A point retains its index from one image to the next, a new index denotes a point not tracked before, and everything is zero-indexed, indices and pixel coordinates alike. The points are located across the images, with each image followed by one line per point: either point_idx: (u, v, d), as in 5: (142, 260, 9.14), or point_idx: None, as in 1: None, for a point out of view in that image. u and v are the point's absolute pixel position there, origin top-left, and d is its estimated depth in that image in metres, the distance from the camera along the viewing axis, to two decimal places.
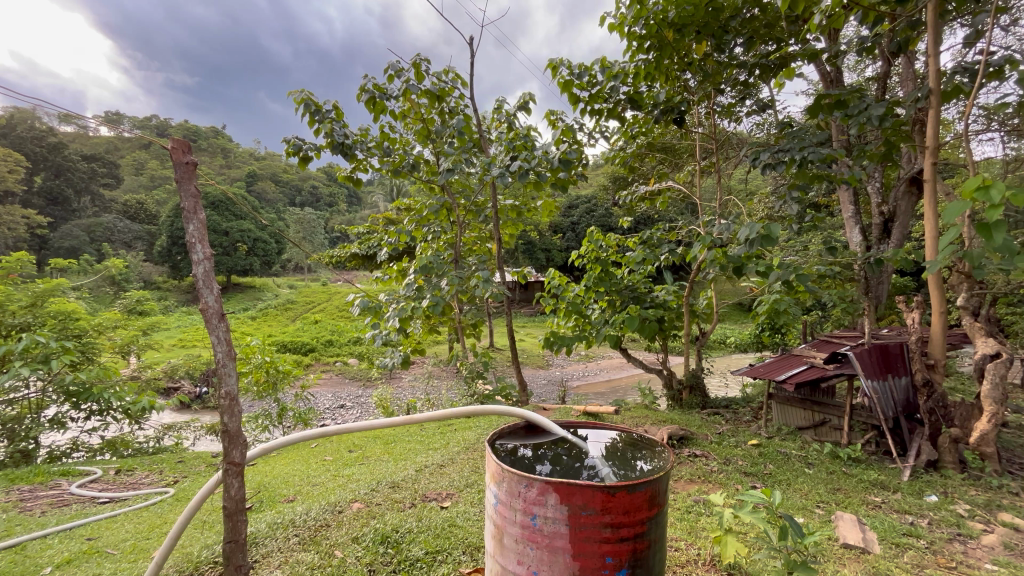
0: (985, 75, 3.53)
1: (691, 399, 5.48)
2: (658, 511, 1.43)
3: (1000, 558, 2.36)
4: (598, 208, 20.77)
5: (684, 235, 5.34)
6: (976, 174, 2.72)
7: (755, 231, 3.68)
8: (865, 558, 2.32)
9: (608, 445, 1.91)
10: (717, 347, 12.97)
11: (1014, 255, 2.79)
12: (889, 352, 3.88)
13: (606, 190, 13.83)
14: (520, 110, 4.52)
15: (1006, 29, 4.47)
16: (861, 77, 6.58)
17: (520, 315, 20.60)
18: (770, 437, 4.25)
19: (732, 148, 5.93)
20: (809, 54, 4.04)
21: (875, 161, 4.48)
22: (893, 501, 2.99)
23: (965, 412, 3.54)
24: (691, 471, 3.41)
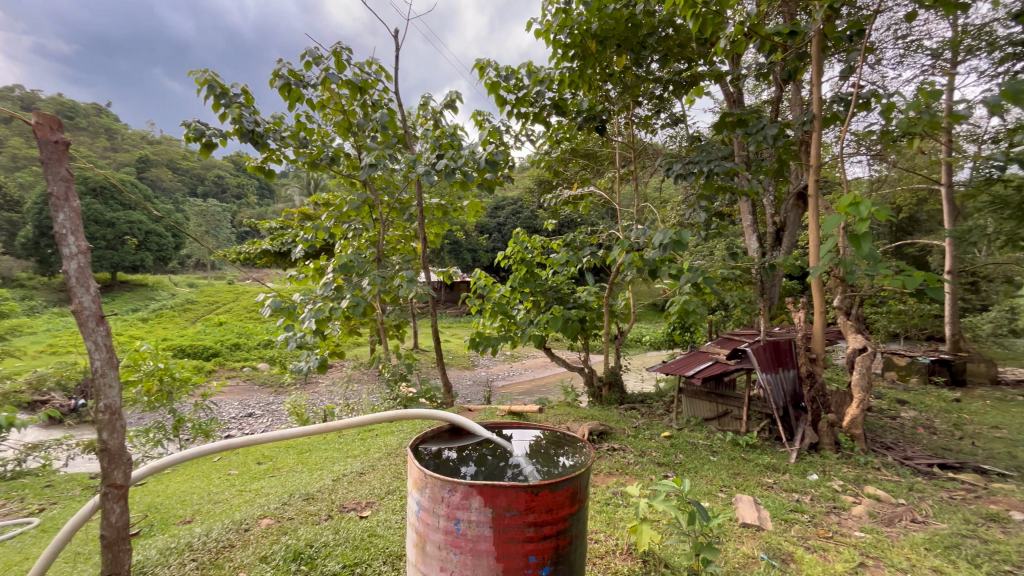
0: (856, 105, 4.06)
1: (611, 395, 5.74)
2: (579, 506, 1.47)
3: (867, 525, 2.72)
4: (523, 211, 21.15)
5: (604, 238, 5.59)
6: (849, 192, 3.13)
7: (668, 236, 3.94)
8: (760, 534, 2.56)
9: (533, 443, 1.94)
10: (634, 345, 13.75)
11: (877, 263, 3.23)
12: (780, 347, 4.32)
13: (531, 193, 14.11)
14: (447, 108, 4.48)
15: (873, 67, 5.17)
16: (758, 99, 7.30)
17: (445, 316, 20.39)
18: (681, 429, 4.55)
19: (649, 158, 6.31)
20: (715, 75, 4.40)
21: (770, 176, 4.97)
22: (782, 481, 3.33)
23: (840, 398, 4.06)
24: (610, 464, 3.57)
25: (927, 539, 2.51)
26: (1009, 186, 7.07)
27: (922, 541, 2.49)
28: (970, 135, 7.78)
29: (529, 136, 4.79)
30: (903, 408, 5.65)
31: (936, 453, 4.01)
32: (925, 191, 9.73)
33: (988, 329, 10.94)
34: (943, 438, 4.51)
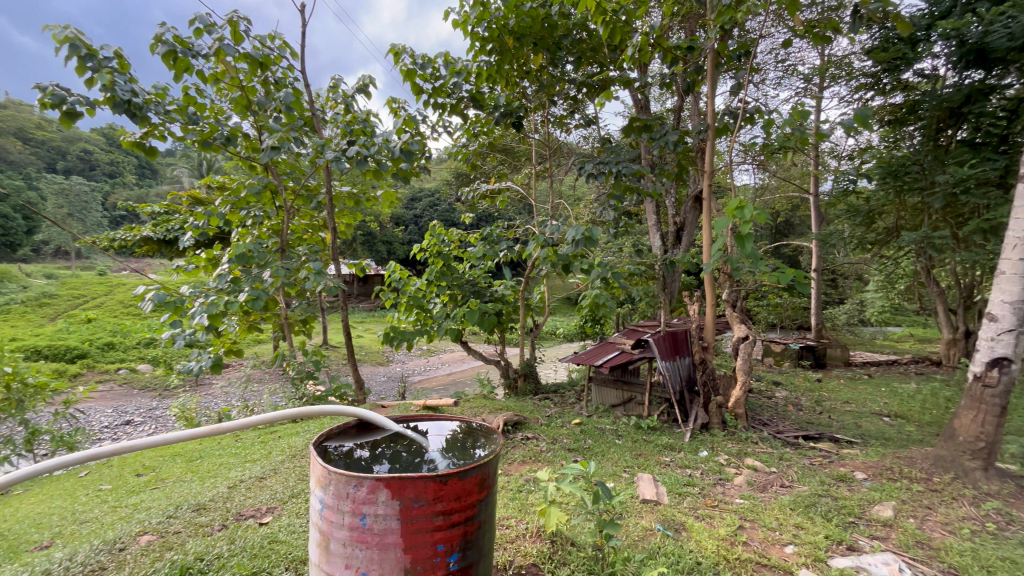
0: (743, 118, 4.53)
1: (526, 386, 5.89)
2: (488, 492, 1.50)
3: (746, 492, 3.06)
4: (441, 204, 20.91)
5: (521, 233, 5.70)
6: (736, 196, 3.49)
7: (580, 233, 4.12)
8: (657, 508, 2.79)
9: (449, 436, 1.93)
10: (548, 337, 14.21)
11: (758, 260, 3.63)
12: (678, 337, 4.70)
13: (449, 185, 13.97)
14: (359, 93, 4.27)
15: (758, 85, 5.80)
16: (662, 107, 7.85)
17: (358, 310, 19.57)
18: (590, 416, 4.80)
19: (564, 156, 6.53)
20: (624, 81, 4.67)
21: (671, 179, 5.37)
22: (678, 458, 3.64)
23: (726, 382, 4.52)
24: (524, 453, 3.66)
25: (792, 501, 2.89)
26: (860, 197, 8.29)
27: (788, 503, 2.87)
28: (831, 152, 9.02)
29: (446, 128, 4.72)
30: (778, 389, 6.43)
31: (801, 427, 4.62)
32: (797, 199, 11.11)
33: (844, 319, 12.79)
34: (807, 413, 5.21)
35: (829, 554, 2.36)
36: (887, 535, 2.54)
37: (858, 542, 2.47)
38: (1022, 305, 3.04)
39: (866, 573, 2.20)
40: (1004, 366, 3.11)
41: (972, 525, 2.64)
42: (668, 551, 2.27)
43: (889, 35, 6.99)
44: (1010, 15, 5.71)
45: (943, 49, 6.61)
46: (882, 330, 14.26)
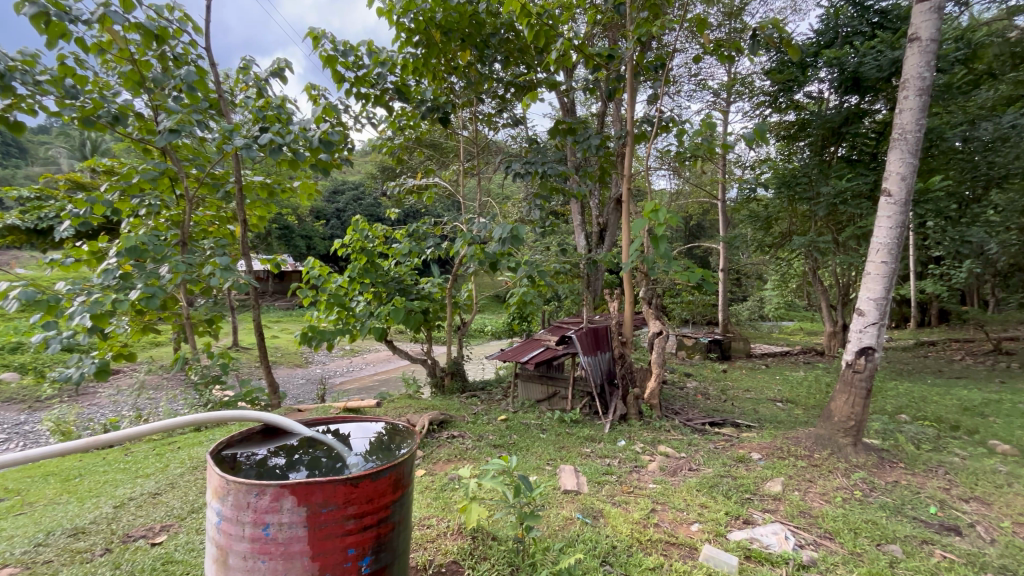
0: (659, 127, 4.83)
1: (452, 384, 5.86)
2: (402, 492, 1.47)
3: (658, 477, 3.27)
4: (365, 198, 20.13)
5: (448, 230, 5.64)
6: (651, 200, 3.72)
7: (506, 231, 4.16)
8: (578, 497, 2.89)
9: (371, 439, 1.90)
10: (476, 335, 14.22)
11: (671, 260, 3.89)
12: (599, 333, 4.91)
13: (373, 178, 13.47)
14: (273, 77, 4.00)
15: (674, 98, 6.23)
16: (587, 111, 8.14)
17: (273, 309, 18.35)
18: (515, 411, 4.86)
19: (491, 154, 6.55)
20: (549, 84, 4.79)
21: (594, 181, 5.59)
22: (597, 449, 3.80)
23: (643, 374, 4.79)
24: (449, 451, 3.64)
25: (698, 482, 3.13)
26: (760, 204, 9.14)
27: (695, 484, 3.10)
28: (736, 162, 9.84)
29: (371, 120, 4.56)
30: (689, 380, 6.93)
31: (708, 414, 5.01)
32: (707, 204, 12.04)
33: (746, 315, 14.05)
34: (713, 402, 5.66)
35: (728, 529, 2.58)
36: (777, 508, 2.83)
37: (753, 516, 2.73)
38: (883, 302, 3.52)
39: (758, 542, 2.45)
40: (869, 355, 3.59)
41: (844, 493, 3.02)
42: (587, 537, 2.37)
43: (784, 59, 7.75)
44: (879, 49, 6.78)
45: (828, 74, 7.46)
46: (777, 324, 15.84)
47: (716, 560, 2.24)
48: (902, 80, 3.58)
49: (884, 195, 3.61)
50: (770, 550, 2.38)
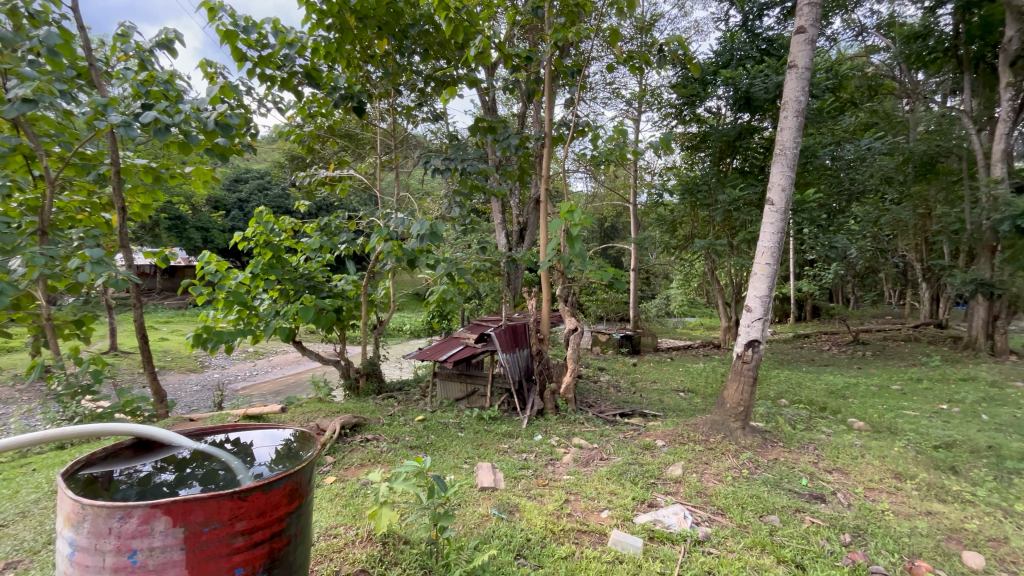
0: (575, 130, 5.01)
1: (367, 385, 5.64)
2: (299, 502, 1.38)
3: (571, 468, 3.39)
4: (272, 188, 18.72)
5: (363, 225, 5.40)
6: (566, 201, 3.84)
7: (424, 227, 4.06)
8: (493, 494, 2.91)
9: (278, 447, 1.78)
10: (394, 334, 13.82)
11: (585, 259, 4.04)
12: (517, 330, 4.99)
13: (281, 168, 12.57)
14: (159, 47, 3.55)
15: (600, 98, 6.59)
16: (508, 111, 8.23)
17: (162, 309, 16.48)
18: (433, 411, 4.78)
19: (410, 148, 6.38)
20: (468, 80, 4.76)
21: (513, 180, 5.65)
22: (514, 444, 3.86)
23: (559, 370, 4.94)
24: (363, 456, 3.50)
25: (608, 471, 3.29)
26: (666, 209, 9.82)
27: (605, 473, 3.25)
28: (645, 168, 10.49)
29: (278, 105, 4.23)
30: (602, 374, 7.27)
31: (619, 405, 5.28)
32: (620, 206, 12.72)
33: (654, 312, 15.07)
34: (623, 393, 5.99)
35: (634, 513, 2.74)
36: (677, 490, 3.06)
37: (657, 499, 2.92)
38: (768, 299, 3.93)
39: (660, 524, 2.62)
40: (755, 346, 3.99)
41: (734, 472, 3.33)
42: (502, 533, 2.40)
43: (687, 75, 8.38)
44: (766, 74, 7.58)
45: (724, 92, 8.17)
46: (681, 319, 17.17)
47: (623, 544, 2.36)
48: (783, 102, 4.01)
49: (768, 204, 4.03)
50: (670, 529, 2.56)
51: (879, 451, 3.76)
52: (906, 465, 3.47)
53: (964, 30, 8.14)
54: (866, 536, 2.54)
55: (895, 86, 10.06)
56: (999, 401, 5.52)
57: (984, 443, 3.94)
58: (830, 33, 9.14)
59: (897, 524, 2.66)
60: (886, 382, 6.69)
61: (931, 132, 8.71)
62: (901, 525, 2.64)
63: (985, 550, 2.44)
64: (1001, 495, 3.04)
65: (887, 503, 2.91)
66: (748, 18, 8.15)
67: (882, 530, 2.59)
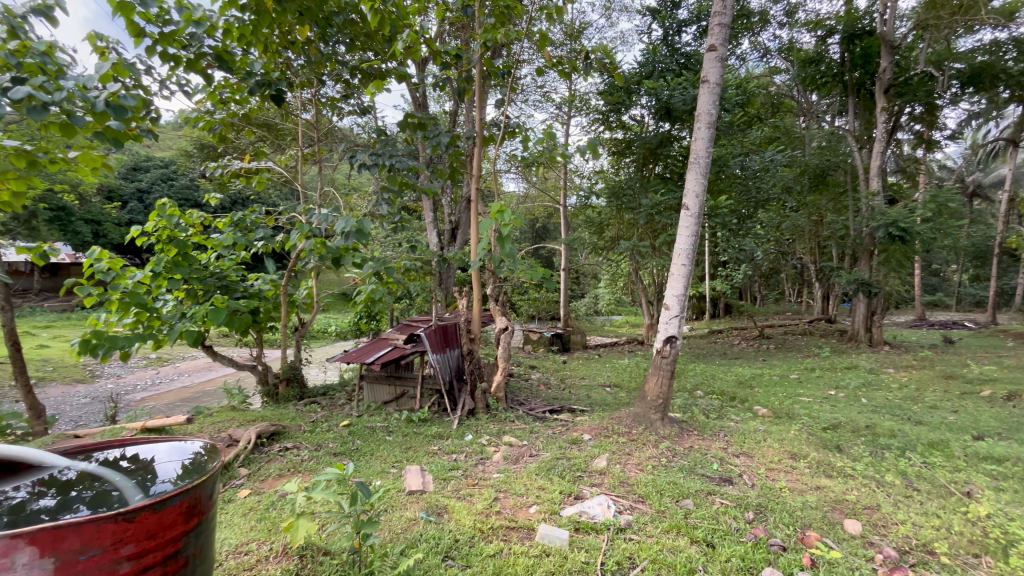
0: (506, 131, 5.07)
1: (288, 391, 5.33)
2: (198, 520, 1.31)
3: (501, 467, 3.41)
4: (178, 179, 17.09)
5: (282, 220, 5.09)
6: (497, 201, 3.87)
7: (349, 225, 3.88)
8: (422, 497, 2.86)
9: (186, 462, 1.61)
10: (319, 337, 13.17)
11: (515, 259, 4.09)
12: (448, 330, 4.94)
13: (188, 156, 11.52)
14: (35, 13, 3.09)
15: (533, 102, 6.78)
16: (440, 108, 8.15)
17: (43, 312, 14.51)
18: (360, 416, 4.61)
19: (335, 141, 6.11)
20: (397, 75, 4.64)
21: (444, 178, 5.57)
22: (444, 445, 3.81)
23: (490, 369, 4.97)
24: (281, 466, 3.29)
25: (537, 467, 3.35)
26: (594, 211, 10.20)
27: (534, 469, 3.30)
28: (575, 171, 10.81)
29: (183, 88, 3.85)
30: (533, 372, 7.38)
31: (549, 402, 5.40)
32: (550, 207, 13.04)
33: (583, 310, 15.59)
34: (553, 391, 6.14)
35: (561, 505, 2.81)
36: (602, 481, 3.18)
37: (582, 491, 3.02)
38: (683, 298, 4.20)
39: (585, 515, 2.71)
40: (672, 342, 4.23)
41: (654, 461, 3.53)
42: (429, 536, 2.37)
43: (613, 83, 8.75)
44: (683, 87, 8.08)
45: (647, 102, 8.63)
46: (609, 318, 17.90)
47: (550, 537, 2.41)
48: (696, 114, 4.30)
49: (684, 209, 4.29)
50: (595, 519, 2.66)
51: (778, 434, 4.15)
52: (800, 445, 3.87)
53: (848, 58, 9.25)
54: (766, 513, 2.79)
55: (793, 105, 11.16)
56: (875, 386, 6.30)
57: (862, 423, 4.48)
58: (739, 53, 9.96)
59: (792, 499, 2.95)
60: (785, 372, 7.41)
61: (822, 148, 9.77)
62: (795, 500, 2.93)
63: (861, 516, 2.77)
64: (875, 468, 3.47)
65: (784, 481, 3.22)
66: (668, 33, 8.70)
67: (779, 505, 2.86)
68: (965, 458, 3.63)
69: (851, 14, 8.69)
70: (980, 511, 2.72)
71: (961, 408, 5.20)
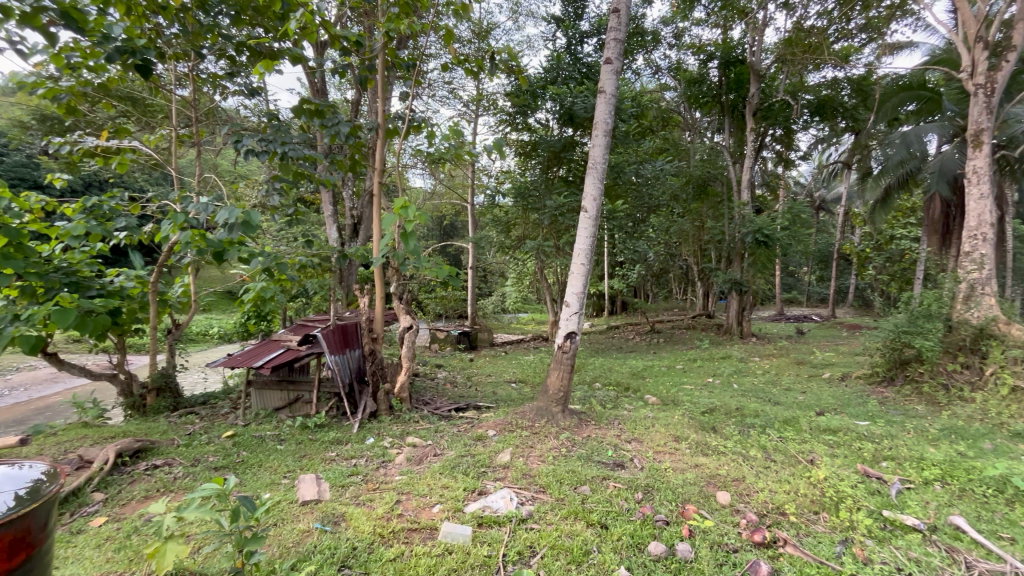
0: (411, 125, 4.95)
1: (158, 402, 4.71)
2: (31, 553, 1.17)
3: (404, 468, 3.33)
4: (8, 155, 14.28)
5: (152, 209, 4.48)
6: (401, 196, 3.76)
7: (234, 216, 3.51)
8: (318, 506, 2.70)
9: (20, 491, 1.36)
10: (198, 341, 11.81)
11: (420, 257, 4.01)
12: (348, 330, 4.71)
13: (24, 127, 9.65)
14: None
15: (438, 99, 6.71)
16: (340, 96, 7.74)
17: None
18: (246, 425, 4.22)
19: (218, 123, 5.52)
20: (291, 57, 4.30)
21: (344, 170, 5.28)
22: (343, 451, 3.63)
23: (393, 369, 4.83)
24: (149, 486, 2.91)
25: (442, 466, 3.33)
26: (501, 210, 10.37)
27: (438, 469, 3.27)
28: (482, 170, 10.87)
29: (17, 47, 3.21)
30: (440, 371, 7.30)
31: (454, 401, 5.38)
32: (457, 205, 13.01)
33: (491, 308, 15.77)
34: (460, 389, 6.14)
35: (464, 503, 2.82)
36: (505, 474, 3.25)
37: (486, 486, 3.06)
38: (582, 296, 4.40)
39: (488, 509, 2.74)
40: (572, 338, 4.42)
41: (554, 452, 3.68)
42: (324, 546, 2.25)
43: (520, 86, 8.95)
44: (585, 95, 8.52)
45: (551, 107, 8.95)
46: (515, 316, 18.29)
47: (452, 535, 2.40)
48: (594, 122, 4.53)
49: (583, 211, 4.50)
50: (498, 513, 2.70)
51: (664, 420, 4.55)
52: (682, 429, 4.27)
53: (724, 82, 10.40)
54: (653, 492, 3.04)
55: (679, 120, 12.28)
56: (744, 373, 7.17)
57: (733, 406, 5.08)
58: (634, 68, 10.73)
59: (675, 477, 3.25)
60: (672, 363, 8.14)
61: (703, 161, 10.87)
62: (676, 478, 3.23)
63: (730, 488, 3.14)
64: (742, 444, 3.95)
65: (668, 462, 3.53)
66: (571, 43, 9.11)
67: (664, 484, 3.13)
68: (810, 432, 4.27)
69: (727, 43, 9.76)
70: (819, 475, 3.22)
71: (808, 389, 6.11)
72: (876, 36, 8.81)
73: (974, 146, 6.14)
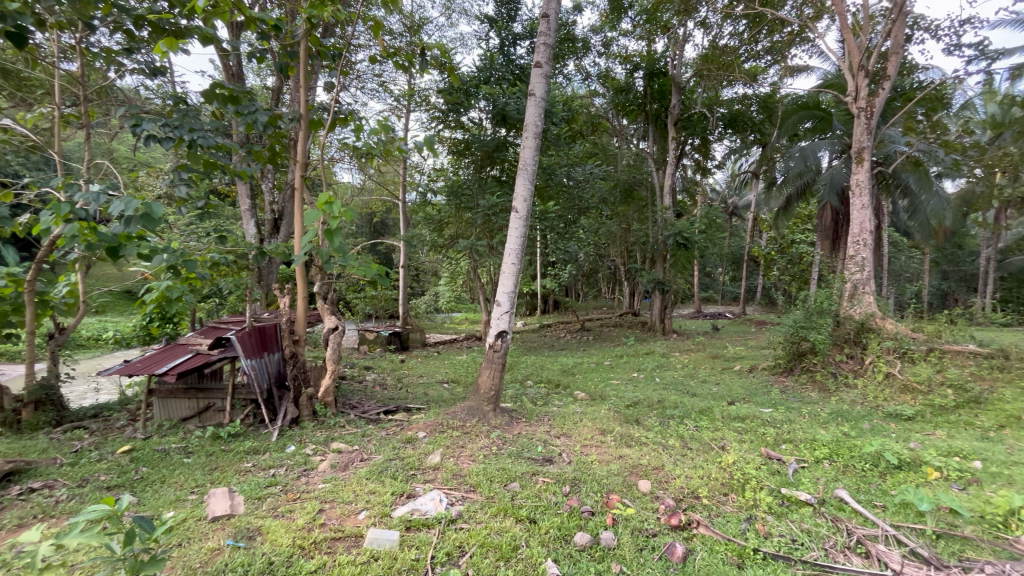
0: (336, 117, 4.72)
1: (37, 417, 4.14)
2: None
3: (328, 476, 3.19)
4: None
5: (28, 197, 3.91)
6: (325, 191, 3.58)
7: (130, 208, 3.14)
8: (229, 522, 2.51)
9: None
10: (90, 347, 10.54)
11: (346, 255, 3.84)
12: (266, 332, 4.42)
13: None
14: None
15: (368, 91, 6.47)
16: (259, 81, 7.24)
17: None
18: (146, 438, 3.83)
19: (113, 103, 4.94)
20: (201, 36, 3.95)
21: (262, 162, 4.94)
22: (260, 461, 3.40)
23: (317, 373, 4.60)
24: (25, 512, 2.55)
25: (368, 471, 3.22)
26: (434, 208, 10.22)
27: (364, 474, 3.16)
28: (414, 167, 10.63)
29: None
30: (368, 373, 7.05)
31: (383, 403, 5.22)
32: (388, 201, 12.65)
33: (423, 308, 15.49)
34: (389, 391, 5.97)
35: (392, 507, 2.75)
36: (434, 476, 3.21)
37: (415, 488, 3.00)
38: (513, 295, 4.44)
39: (416, 512, 2.69)
40: (503, 337, 4.45)
41: (485, 451, 3.69)
42: (236, 564, 2.10)
43: (453, 83, 8.88)
44: (518, 96, 8.62)
45: (484, 107, 8.95)
46: (448, 315, 18.12)
47: (378, 541, 2.34)
48: (525, 124, 4.59)
49: (514, 212, 4.54)
50: (427, 515, 2.66)
51: (592, 414, 4.72)
52: (608, 423, 4.44)
53: (649, 92, 10.95)
54: (580, 484, 3.14)
55: (607, 126, 12.76)
56: (665, 367, 7.61)
57: (655, 399, 5.37)
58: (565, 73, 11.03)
59: (600, 469, 3.38)
60: (600, 359, 8.45)
61: (630, 166, 11.39)
62: (601, 470, 3.36)
63: (650, 476, 3.31)
64: (662, 434, 4.19)
65: (595, 455, 3.67)
66: (504, 44, 9.17)
67: (590, 476, 3.25)
68: (722, 420, 4.62)
69: (651, 55, 10.30)
70: (728, 459, 3.49)
71: (721, 381, 6.60)
72: (779, 58, 9.70)
73: (857, 161, 6.93)
